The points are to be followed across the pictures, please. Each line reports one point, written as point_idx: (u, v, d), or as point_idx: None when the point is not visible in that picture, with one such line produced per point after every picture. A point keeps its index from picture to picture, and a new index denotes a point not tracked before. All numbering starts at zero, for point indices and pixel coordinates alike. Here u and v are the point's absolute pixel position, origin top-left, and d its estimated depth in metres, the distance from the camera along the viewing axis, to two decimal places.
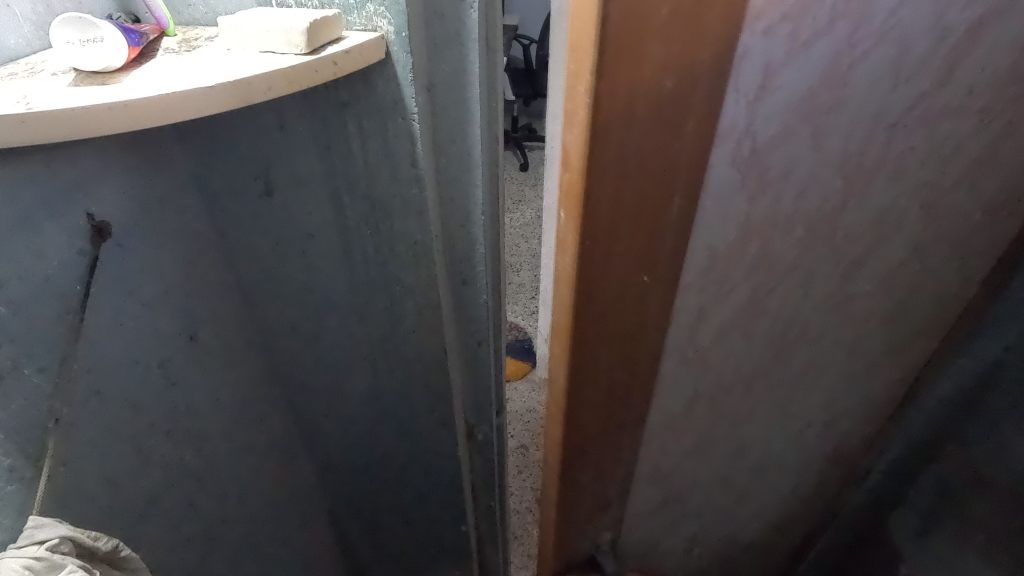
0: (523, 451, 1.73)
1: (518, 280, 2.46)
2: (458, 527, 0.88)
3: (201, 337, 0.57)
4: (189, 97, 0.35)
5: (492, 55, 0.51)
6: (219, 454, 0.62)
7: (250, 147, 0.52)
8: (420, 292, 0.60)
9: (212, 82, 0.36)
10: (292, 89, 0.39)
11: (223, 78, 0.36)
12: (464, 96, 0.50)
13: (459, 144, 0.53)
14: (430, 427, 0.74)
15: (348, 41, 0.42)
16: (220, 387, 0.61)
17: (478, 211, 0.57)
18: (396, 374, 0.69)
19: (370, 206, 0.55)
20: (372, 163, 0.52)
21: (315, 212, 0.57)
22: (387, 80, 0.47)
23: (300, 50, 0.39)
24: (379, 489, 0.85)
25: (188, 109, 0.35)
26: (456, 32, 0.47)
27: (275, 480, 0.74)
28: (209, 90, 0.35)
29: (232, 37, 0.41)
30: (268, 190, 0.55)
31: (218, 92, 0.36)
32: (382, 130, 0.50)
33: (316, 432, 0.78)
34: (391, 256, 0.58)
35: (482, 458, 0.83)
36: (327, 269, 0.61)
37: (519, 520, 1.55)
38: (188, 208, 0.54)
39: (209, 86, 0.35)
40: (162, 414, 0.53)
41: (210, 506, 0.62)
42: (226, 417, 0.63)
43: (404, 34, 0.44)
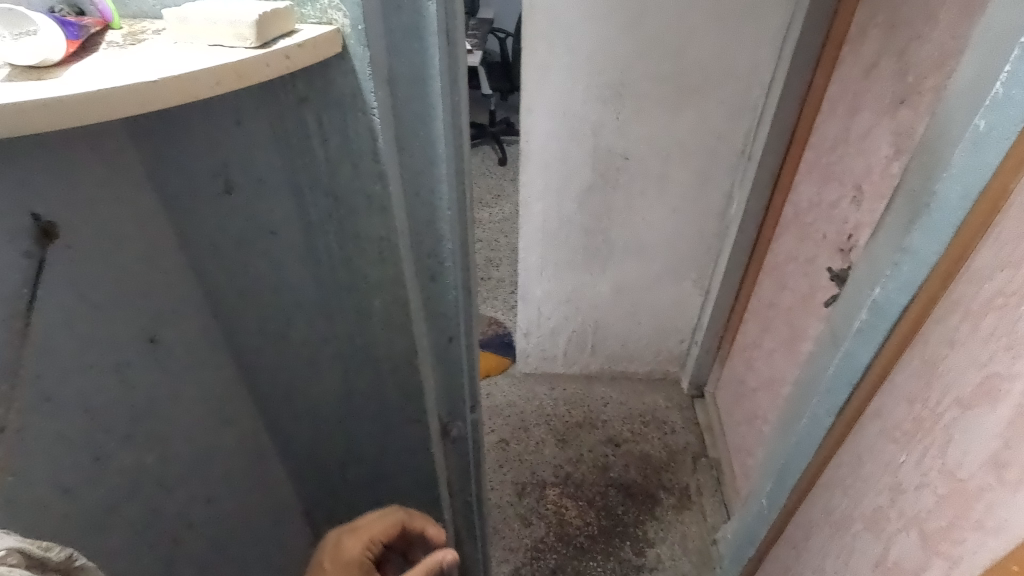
0: (502, 445, 1.74)
1: (497, 274, 2.45)
2: (435, 524, 0.88)
3: (162, 338, 0.57)
4: (130, 92, 0.34)
5: (453, 48, 0.50)
6: (182, 457, 0.61)
7: (207, 144, 0.51)
8: (387, 289, 0.59)
9: (155, 77, 0.35)
10: (243, 84, 0.38)
11: (167, 73, 0.35)
12: (426, 90, 0.50)
13: (422, 138, 0.52)
14: (402, 425, 0.73)
15: (302, 33, 0.41)
16: (182, 389, 0.60)
17: (445, 207, 0.57)
18: (365, 372, 0.68)
19: (333, 203, 0.54)
20: (333, 159, 0.51)
21: (276, 209, 0.55)
22: (345, 74, 0.46)
23: (250, 43, 0.39)
24: (353, 488, 0.84)
25: (129, 104, 0.34)
26: (415, 25, 0.46)
27: (243, 480, 0.73)
28: (152, 84, 0.34)
29: (180, 30, 0.40)
30: (228, 188, 0.53)
31: (162, 86, 0.35)
32: (342, 124, 0.49)
33: (288, 434, 0.77)
34: (356, 253, 0.57)
35: (457, 456, 0.82)
36: (292, 268, 0.60)
37: (500, 514, 1.56)
38: (144, 208, 0.52)
39: (151, 81, 0.34)
40: (120, 419, 0.52)
41: (174, 511, 0.61)
42: (190, 419, 0.62)
43: (359, 27, 0.43)
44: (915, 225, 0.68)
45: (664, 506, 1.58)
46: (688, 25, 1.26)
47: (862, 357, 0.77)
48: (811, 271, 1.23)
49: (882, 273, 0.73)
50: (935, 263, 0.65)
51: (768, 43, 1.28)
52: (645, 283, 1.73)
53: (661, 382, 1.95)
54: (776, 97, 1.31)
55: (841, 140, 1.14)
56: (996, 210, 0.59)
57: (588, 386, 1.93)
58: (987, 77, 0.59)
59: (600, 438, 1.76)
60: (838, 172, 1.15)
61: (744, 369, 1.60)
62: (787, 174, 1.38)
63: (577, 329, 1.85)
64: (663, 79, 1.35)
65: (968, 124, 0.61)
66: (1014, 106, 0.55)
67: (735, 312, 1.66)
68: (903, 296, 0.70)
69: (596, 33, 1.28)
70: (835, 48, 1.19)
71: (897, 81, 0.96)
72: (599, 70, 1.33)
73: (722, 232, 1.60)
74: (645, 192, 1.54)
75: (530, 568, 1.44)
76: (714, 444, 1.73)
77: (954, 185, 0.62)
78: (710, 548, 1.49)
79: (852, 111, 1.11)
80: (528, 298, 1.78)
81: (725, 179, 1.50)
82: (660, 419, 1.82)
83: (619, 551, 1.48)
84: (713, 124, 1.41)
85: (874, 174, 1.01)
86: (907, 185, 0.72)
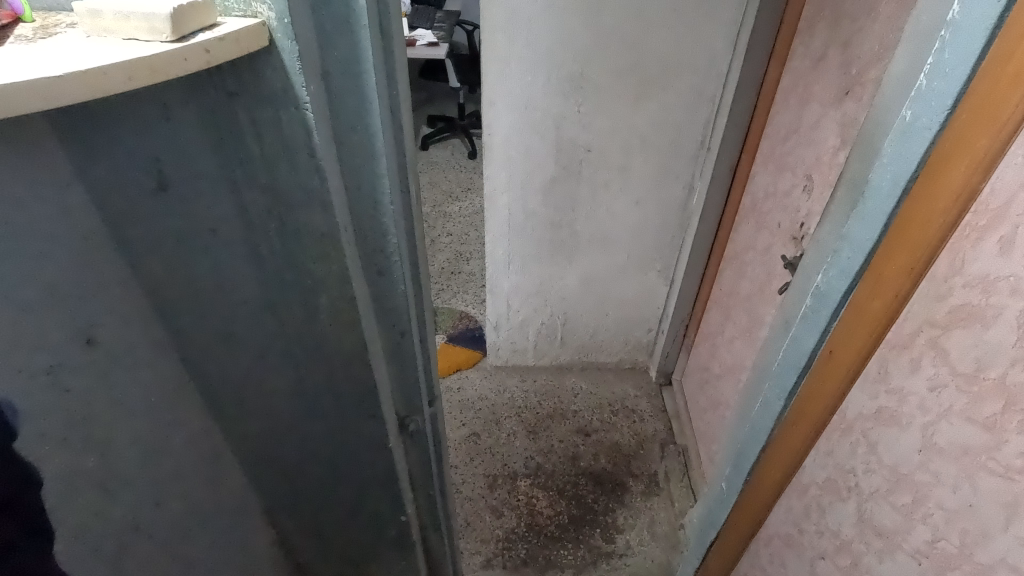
0: (473, 438, 1.74)
1: (468, 268, 2.45)
2: (398, 518, 0.88)
3: (99, 340, 0.55)
4: (35, 87, 0.33)
5: (389, 42, 0.50)
6: (128, 461, 0.60)
7: (137, 139, 0.50)
8: (333, 286, 0.59)
9: (61, 71, 0.34)
10: (158, 79, 0.38)
11: (74, 66, 0.35)
12: (361, 84, 0.50)
13: (360, 133, 0.52)
14: (358, 422, 0.73)
15: (224, 26, 0.41)
16: (123, 392, 0.59)
17: (387, 203, 0.57)
18: (317, 370, 0.67)
19: (272, 199, 0.54)
20: (268, 155, 0.51)
21: (214, 206, 0.54)
22: (274, 67, 0.46)
23: (166, 37, 0.39)
24: (313, 487, 0.83)
25: (35, 100, 0.33)
26: (345, 19, 0.46)
27: (197, 482, 0.72)
28: (58, 78, 0.33)
29: (92, 23, 0.40)
30: (162, 184, 0.53)
31: (68, 81, 0.34)
32: (275, 119, 0.49)
33: (244, 435, 0.75)
34: (298, 250, 0.57)
35: (417, 450, 0.83)
36: (234, 266, 0.58)
37: (470, 506, 1.57)
38: (72, 201, 0.50)
39: (56, 76, 0.33)
40: (53, 422, 0.51)
41: (119, 515, 0.60)
42: (135, 422, 0.60)
43: (286, 20, 0.43)
44: (853, 213, 0.69)
45: (633, 493, 1.61)
46: (646, 18, 1.28)
47: (808, 343, 0.78)
48: (767, 259, 1.26)
49: (825, 261, 0.75)
50: (873, 249, 0.67)
51: (723, 36, 1.30)
52: (611, 274, 1.75)
53: (630, 372, 1.98)
54: (732, 89, 1.33)
55: (792, 131, 1.17)
56: (962, 209, 0.58)
57: (559, 377, 1.95)
58: (914, 69, 0.61)
59: (570, 428, 1.78)
60: (791, 162, 1.17)
61: (708, 357, 1.63)
62: (744, 165, 1.41)
63: (546, 322, 1.86)
64: (623, 71, 1.36)
65: (897, 115, 0.63)
66: (937, 97, 0.57)
67: (699, 301, 1.69)
68: (842, 281, 0.71)
69: (554, 26, 1.28)
70: (786, 41, 1.21)
71: (842, 73, 0.98)
72: (559, 63, 1.34)
73: (684, 223, 1.62)
74: (608, 184, 1.55)
75: (501, 558, 1.46)
76: (681, 430, 1.76)
77: (885, 174, 0.64)
78: (678, 532, 1.51)
79: (803, 102, 1.13)
80: (496, 292, 1.78)
81: (686, 170, 1.52)
82: (629, 408, 1.85)
83: (590, 539, 1.50)
84: (672, 116, 1.43)
85: (823, 163, 1.04)
86: (849, 171, 0.73)
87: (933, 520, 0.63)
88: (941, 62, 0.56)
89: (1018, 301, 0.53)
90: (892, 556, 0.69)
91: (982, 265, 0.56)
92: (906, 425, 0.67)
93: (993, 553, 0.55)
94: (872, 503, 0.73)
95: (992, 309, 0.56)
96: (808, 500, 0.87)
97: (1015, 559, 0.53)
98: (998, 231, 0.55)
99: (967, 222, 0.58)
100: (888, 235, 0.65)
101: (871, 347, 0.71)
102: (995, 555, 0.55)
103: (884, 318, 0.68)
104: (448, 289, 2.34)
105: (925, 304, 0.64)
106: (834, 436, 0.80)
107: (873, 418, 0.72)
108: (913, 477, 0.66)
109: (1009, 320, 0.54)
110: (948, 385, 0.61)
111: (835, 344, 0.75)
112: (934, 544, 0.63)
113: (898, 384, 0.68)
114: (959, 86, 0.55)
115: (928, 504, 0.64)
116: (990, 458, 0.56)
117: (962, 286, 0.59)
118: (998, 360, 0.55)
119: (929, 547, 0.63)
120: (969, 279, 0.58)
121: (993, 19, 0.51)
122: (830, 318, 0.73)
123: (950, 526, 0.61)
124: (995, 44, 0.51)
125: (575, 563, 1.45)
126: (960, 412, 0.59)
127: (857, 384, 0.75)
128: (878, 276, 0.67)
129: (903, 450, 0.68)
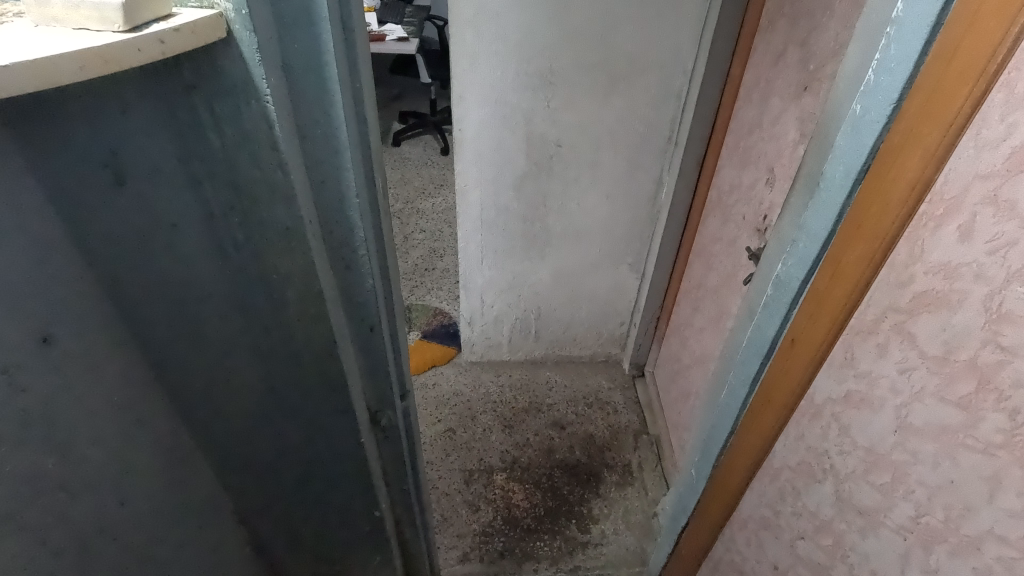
0: (450, 434, 1.74)
1: (441, 265, 2.44)
2: (372, 514, 0.88)
3: (57, 340, 0.51)
4: None
5: (349, 35, 0.51)
6: (93, 462, 0.57)
7: (91, 132, 0.47)
8: (300, 279, 0.59)
9: (8, 61, 0.33)
10: (110, 70, 0.37)
11: (22, 56, 0.34)
12: (323, 77, 0.50)
13: (323, 126, 0.53)
14: (329, 417, 0.73)
15: (178, 17, 0.41)
16: (84, 391, 0.55)
17: (353, 196, 0.57)
18: (287, 365, 0.66)
19: (234, 192, 0.53)
20: (229, 148, 0.50)
21: (176, 201, 0.53)
22: (233, 59, 0.46)
23: (117, 27, 0.38)
24: (286, 485, 0.82)
25: None
26: (304, 11, 0.47)
27: (164, 484, 0.69)
28: (5, 68, 0.32)
29: (40, 13, 0.39)
30: (120, 179, 0.50)
31: (16, 70, 0.33)
32: (235, 112, 0.48)
33: (212, 434, 0.73)
34: (263, 242, 0.56)
35: (390, 445, 0.84)
36: (199, 262, 0.58)
37: (447, 502, 1.57)
38: (25, 200, 0.45)
39: (4, 64, 0.32)
40: (7, 425, 0.48)
41: (82, 517, 0.57)
42: (99, 424, 0.58)
43: (244, 12, 0.44)
44: (810, 204, 0.72)
45: (608, 484, 1.63)
46: (613, 14, 1.29)
47: (769, 331, 0.81)
48: (733, 251, 1.30)
49: (785, 250, 0.77)
50: (826, 239, 0.69)
51: (688, 32, 1.33)
52: (583, 268, 1.77)
53: (604, 365, 2.01)
54: (698, 84, 1.36)
55: (755, 125, 1.20)
56: (916, 202, 0.58)
57: (534, 371, 1.97)
58: (862, 65, 0.64)
59: (545, 422, 1.80)
60: (755, 156, 1.20)
61: (679, 348, 1.66)
62: (710, 159, 1.43)
63: (520, 316, 1.88)
64: (591, 66, 1.37)
65: (848, 109, 0.66)
66: (883, 91, 0.60)
67: (669, 293, 1.72)
68: (800, 270, 0.74)
69: (523, 21, 1.29)
70: (748, 37, 1.24)
71: (801, 69, 1.02)
72: (528, 58, 1.34)
73: (654, 216, 1.65)
74: (579, 178, 1.57)
75: (478, 552, 1.46)
76: (654, 421, 1.79)
77: (837, 166, 0.67)
78: (652, 521, 1.54)
79: (764, 97, 1.16)
80: (470, 287, 1.78)
81: (655, 164, 1.55)
82: (603, 400, 1.88)
83: (565, 530, 1.52)
84: (640, 111, 1.45)
85: (784, 157, 1.07)
86: (806, 166, 0.75)
87: (915, 497, 0.60)
88: (887, 58, 0.59)
89: (983, 284, 0.51)
90: (875, 533, 0.66)
91: (942, 251, 0.55)
92: (878, 407, 0.65)
93: (979, 526, 0.52)
94: (848, 483, 0.71)
95: (956, 294, 0.54)
96: (781, 483, 0.84)
97: (1005, 531, 0.50)
98: (956, 219, 0.54)
99: (923, 211, 0.58)
100: (842, 225, 0.67)
101: (833, 337, 0.70)
102: (983, 526, 0.52)
103: (842, 313, 0.68)
104: (422, 286, 2.32)
105: (887, 291, 0.62)
106: (802, 420, 0.79)
107: (842, 401, 0.70)
108: (890, 457, 0.63)
109: (975, 304, 0.52)
110: (918, 367, 0.59)
111: (795, 332, 0.76)
112: (918, 520, 0.59)
113: (866, 367, 0.66)
114: (904, 81, 0.57)
115: (908, 481, 0.61)
116: (968, 435, 0.53)
117: (924, 273, 0.58)
118: (968, 342, 0.53)
119: (913, 522, 0.60)
120: (930, 267, 0.57)
121: (932, 16, 0.53)
122: (789, 305, 0.76)
123: (933, 502, 0.57)
124: (936, 40, 0.53)
125: (551, 554, 1.47)
126: (934, 393, 0.57)
127: (822, 369, 0.74)
128: (836, 264, 0.68)
129: (878, 431, 0.65)
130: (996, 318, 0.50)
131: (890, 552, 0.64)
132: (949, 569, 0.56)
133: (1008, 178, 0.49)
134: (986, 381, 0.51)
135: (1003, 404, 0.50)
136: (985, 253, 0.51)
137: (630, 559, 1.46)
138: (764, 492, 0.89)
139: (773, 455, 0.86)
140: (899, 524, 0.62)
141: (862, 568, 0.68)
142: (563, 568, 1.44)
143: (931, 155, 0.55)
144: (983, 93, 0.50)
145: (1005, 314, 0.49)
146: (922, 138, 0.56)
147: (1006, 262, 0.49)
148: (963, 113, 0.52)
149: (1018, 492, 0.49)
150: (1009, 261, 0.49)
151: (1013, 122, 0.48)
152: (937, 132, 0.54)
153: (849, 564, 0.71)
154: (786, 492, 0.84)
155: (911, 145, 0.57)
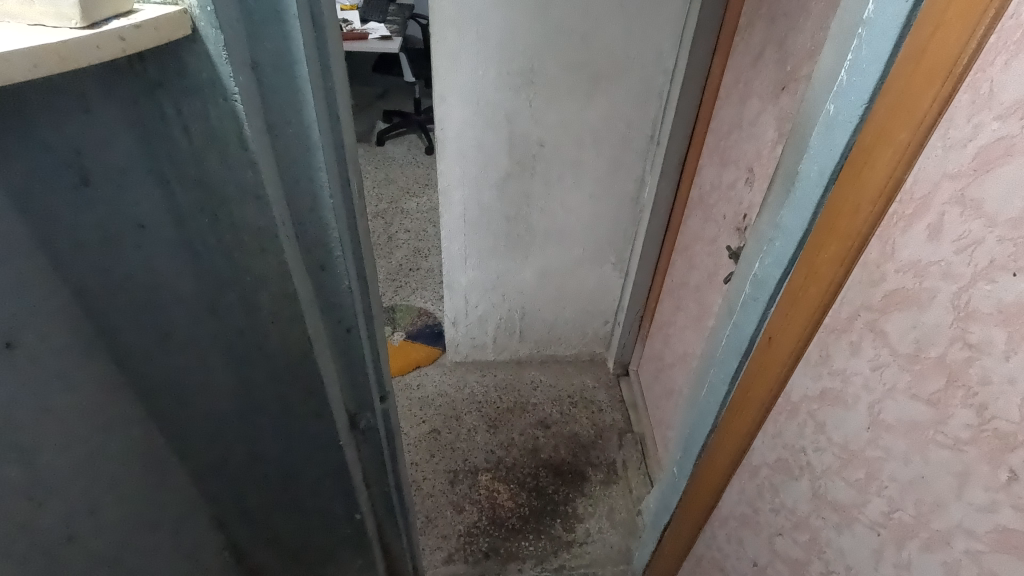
0: (434, 435, 1.73)
1: (426, 265, 2.43)
2: (352, 516, 0.87)
3: (21, 344, 0.49)
4: None
5: (321, 33, 0.51)
6: (59, 467, 0.56)
7: (55, 132, 0.46)
8: (273, 281, 0.58)
9: None
10: (67, 67, 0.36)
11: None
12: (293, 76, 0.50)
13: (295, 126, 0.52)
14: (306, 420, 0.72)
15: (141, 14, 0.41)
16: (50, 396, 0.53)
17: (326, 197, 0.57)
18: (262, 367, 0.65)
19: (203, 192, 0.52)
20: (197, 147, 0.50)
21: (142, 199, 0.52)
22: (199, 57, 0.45)
23: (75, 24, 0.37)
24: (264, 488, 0.80)
25: None
26: (273, 9, 0.46)
27: (136, 489, 0.67)
28: None
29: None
30: (85, 179, 0.49)
31: None
32: (202, 110, 0.47)
33: (188, 439, 0.71)
34: (233, 242, 0.55)
35: (370, 447, 0.83)
36: (168, 265, 0.56)
37: (432, 503, 1.56)
38: None
39: None
40: None
41: (48, 526, 0.55)
42: (65, 429, 0.56)
43: (209, 9, 0.43)
44: (786, 204, 0.72)
45: (592, 483, 1.64)
46: (593, 13, 1.29)
47: (747, 330, 0.81)
48: (714, 250, 1.31)
49: (762, 250, 0.78)
50: (802, 238, 0.70)
51: (669, 31, 1.33)
52: (567, 267, 1.77)
53: (589, 364, 2.01)
54: (679, 83, 1.36)
55: (735, 125, 1.21)
56: (888, 202, 0.59)
57: (519, 370, 1.97)
58: (836, 64, 0.64)
59: (530, 421, 1.79)
60: (734, 156, 1.21)
61: (662, 346, 1.66)
62: (692, 160, 1.45)
63: (504, 316, 1.87)
64: (572, 65, 1.37)
65: (822, 109, 0.66)
66: (855, 92, 0.60)
67: (652, 293, 1.74)
68: (777, 269, 0.74)
69: (505, 20, 1.28)
70: (728, 39, 1.25)
71: (778, 69, 1.03)
72: (510, 58, 1.34)
73: (636, 216, 1.66)
74: (561, 178, 1.57)
75: (463, 553, 1.46)
76: (639, 420, 1.80)
77: (812, 166, 0.67)
78: (636, 518, 1.55)
79: (744, 97, 1.17)
80: (454, 287, 1.78)
81: (637, 163, 1.55)
82: (588, 400, 1.88)
83: (551, 529, 1.52)
84: (621, 111, 1.46)
85: (763, 157, 1.08)
86: (783, 165, 0.75)
87: (888, 493, 0.61)
88: (859, 59, 0.60)
89: (951, 283, 0.52)
90: (849, 530, 0.67)
91: (912, 251, 0.56)
92: (852, 404, 0.65)
93: (949, 520, 0.53)
94: (824, 479, 0.71)
95: (925, 292, 0.55)
96: (760, 480, 0.85)
97: (972, 525, 0.51)
98: (925, 218, 0.55)
99: (893, 210, 0.58)
100: (816, 225, 0.67)
101: (808, 336, 0.71)
102: (952, 521, 0.53)
103: (817, 311, 0.69)
104: (406, 286, 2.31)
105: (859, 290, 0.63)
106: (780, 417, 0.80)
107: (818, 399, 0.71)
108: (863, 453, 0.64)
109: (943, 302, 0.53)
110: (890, 364, 0.60)
111: (772, 330, 0.77)
112: (891, 515, 0.60)
113: (840, 365, 0.67)
114: (875, 81, 0.58)
115: (881, 477, 0.62)
116: (938, 431, 0.54)
117: (895, 271, 0.58)
118: (937, 340, 0.54)
119: (886, 518, 0.61)
120: (901, 265, 0.57)
121: (903, 18, 0.53)
122: (766, 304, 0.77)
123: (905, 497, 0.58)
124: (904, 41, 0.54)
125: (535, 553, 1.46)
126: (905, 390, 0.58)
127: (798, 367, 0.75)
128: (812, 262, 0.68)
129: (852, 427, 0.66)
130: (963, 316, 0.51)
131: (864, 547, 0.65)
132: (919, 564, 0.57)
133: (975, 178, 0.49)
134: (955, 379, 0.52)
135: (970, 400, 0.51)
136: (953, 252, 0.52)
137: (615, 557, 1.46)
138: (744, 489, 0.90)
139: (752, 453, 0.87)
140: (873, 520, 0.63)
141: (837, 564, 0.69)
142: (548, 567, 1.44)
143: (901, 156, 0.56)
144: (950, 94, 0.51)
145: (972, 312, 0.50)
146: (892, 141, 0.57)
147: (972, 261, 0.50)
148: (933, 115, 0.53)
149: (985, 487, 0.50)
150: (976, 260, 0.50)
151: (979, 122, 0.49)
152: (904, 134, 0.55)
153: (825, 559, 0.71)
154: (764, 491, 0.84)
155: (880, 148, 0.58)
